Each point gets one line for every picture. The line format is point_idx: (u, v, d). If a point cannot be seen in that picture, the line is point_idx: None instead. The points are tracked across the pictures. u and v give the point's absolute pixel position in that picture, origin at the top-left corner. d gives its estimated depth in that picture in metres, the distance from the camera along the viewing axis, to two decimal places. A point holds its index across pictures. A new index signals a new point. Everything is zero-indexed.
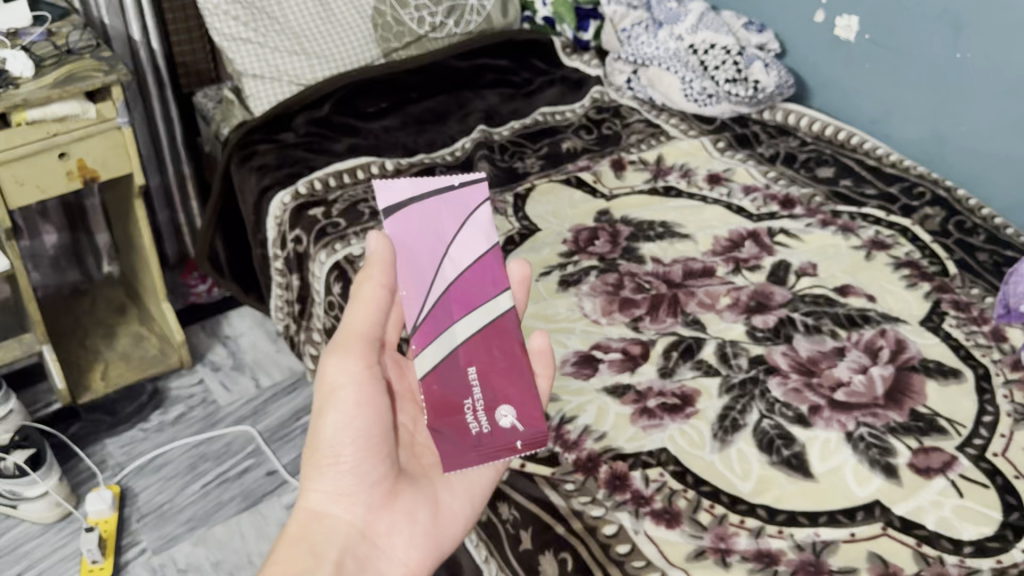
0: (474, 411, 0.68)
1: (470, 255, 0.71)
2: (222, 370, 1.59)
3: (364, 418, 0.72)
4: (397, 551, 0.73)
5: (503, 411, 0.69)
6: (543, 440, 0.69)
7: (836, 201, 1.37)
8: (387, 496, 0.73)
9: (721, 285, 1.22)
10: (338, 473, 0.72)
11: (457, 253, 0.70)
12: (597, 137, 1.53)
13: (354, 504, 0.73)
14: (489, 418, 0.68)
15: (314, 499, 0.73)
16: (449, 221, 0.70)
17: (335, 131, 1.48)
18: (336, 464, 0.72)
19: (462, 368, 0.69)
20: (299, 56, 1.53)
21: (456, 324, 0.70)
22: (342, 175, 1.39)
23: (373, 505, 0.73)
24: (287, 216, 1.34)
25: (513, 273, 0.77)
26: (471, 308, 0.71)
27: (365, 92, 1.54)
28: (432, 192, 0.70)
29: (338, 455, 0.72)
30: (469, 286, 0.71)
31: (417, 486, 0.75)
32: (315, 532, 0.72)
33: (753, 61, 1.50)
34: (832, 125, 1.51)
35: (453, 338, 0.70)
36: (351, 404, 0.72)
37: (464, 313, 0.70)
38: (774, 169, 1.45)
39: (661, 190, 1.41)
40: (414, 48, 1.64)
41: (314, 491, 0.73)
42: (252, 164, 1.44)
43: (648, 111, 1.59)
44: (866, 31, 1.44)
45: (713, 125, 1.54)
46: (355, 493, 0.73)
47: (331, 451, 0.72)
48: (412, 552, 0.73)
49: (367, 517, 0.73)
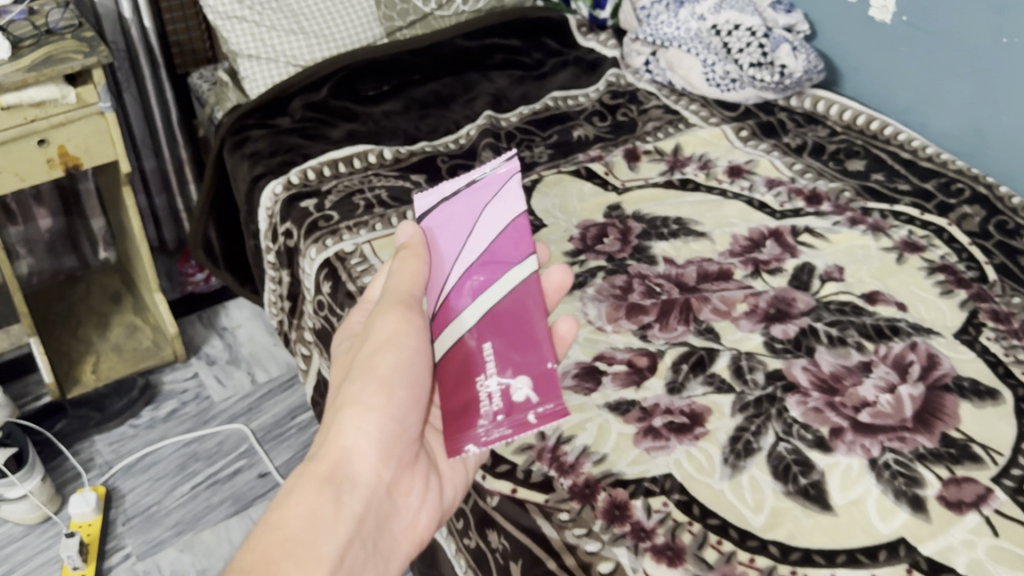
0: (487, 383, 0.66)
1: (491, 230, 0.70)
2: (217, 364, 1.54)
3: (419, 371, 0.70)
4: (405, 511, 0.72)
5: (518, 382, 0.65)
6: (560, 414, 0.62)
7: (867, 197, 1.28)
8: (410, 457, 0.72)
9: (738, 289, 1.13)
10: (381, 422, 0.69)
11: (480, 232, 0.71)
12: (611, 125, 1.44)
13: (386, 458, 0.70)
14: (503, 393, 0.65)
15: (351, 440, 0.68)
16: (478, 200, 0.73)
17: (332, 116, 1.40)
18: (383, 409, 0.69)
19: (475, 346, 0.68)
20: (297, 36, 1.45)
21: (469, 309, 0.69)
22: (337, 164, 1.31)
23: (400, 463, 0.71)
24: (278, 209, 1.27)
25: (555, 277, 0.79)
26: (487, 287, 0.69)
27: (365, 74, 1.46)
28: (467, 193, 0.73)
29: (385, 399, 0.69)
30: (489, 263, 0.70)
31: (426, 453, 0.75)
32: (346, 479, 0.67)
33: (780, 43, 1.37)
34: (866, 114, 1.39)
35: (466, 320, 0.69)
36: (411, 356, 0.69)
37: (478, 297, 0.69)
38: (800, 161, 1.35)
39: (677, 183, 1.32)
40: (418, 26, 1.55)
41: (353, 433, 0.68)
42: (245, 151, 1.37)
43: (667, 95, 1.50)
44: (904, 12, 1.32)
45: (736, 112, 1.44)
46: (391, 447, 0.70)
47: (389, 398, 0.69)
48: (418, 516, 0.74)
49: (393, 474, 0.71)
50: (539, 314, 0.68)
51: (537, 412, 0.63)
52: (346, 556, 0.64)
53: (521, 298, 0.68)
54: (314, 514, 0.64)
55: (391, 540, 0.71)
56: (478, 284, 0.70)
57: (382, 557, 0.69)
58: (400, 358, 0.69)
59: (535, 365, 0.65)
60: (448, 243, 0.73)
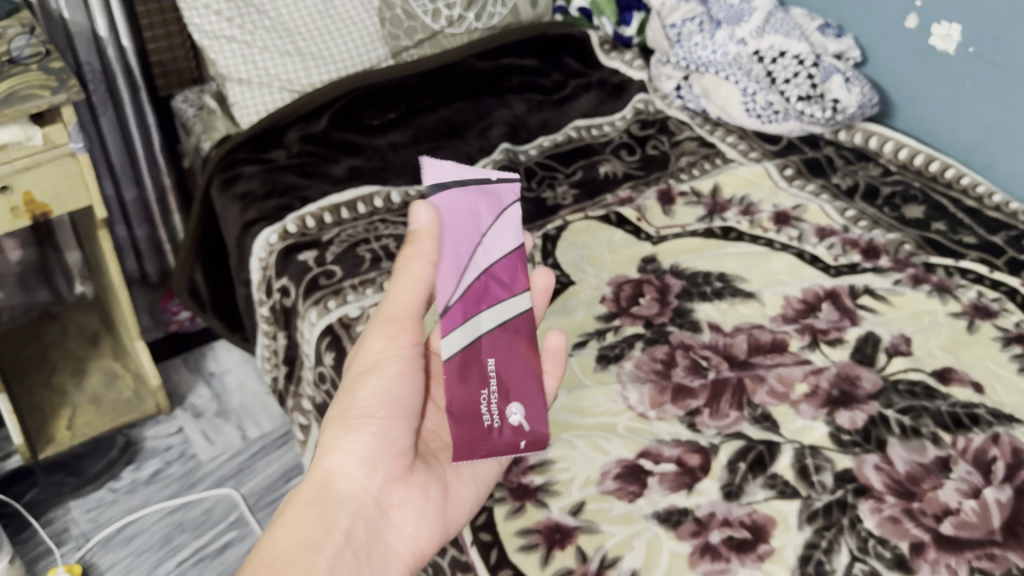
0: (489, 403, 0.62)
1: (503, 247, 0.64)
2: (204, 417, 1.41)
3: (402, 390, 0.68)
4: (407, 526, 0.68)
5: (513, 408, 0.63)
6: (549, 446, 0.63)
7: (929, 250, 1.15)
8: (406, 471, 0.68)
9: (796, 365, 1.00)
10: (360, 441, 0.67)
11: (492, 245, 0.63)
12: (641, 159, 1.31)
13: (374, 471, 0.67)
14: (501, 414, 0.62)
15: (336, 459, 0.66)
16: (485, 212, 0.63)
17: (332, 150, 1.26)
18: (364, 425, 0.67)
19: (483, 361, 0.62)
20: (292, 57, 1.31)
21: (481, 314, 0.62)
22: (339, 209, 1.17)
23: (393, 475, 0.68)
24: (273, 260, 1.13)
25: (540, 280, 0.76)
26: (495, 304, 0.63)
27: (368, 100, 1.32)
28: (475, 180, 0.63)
29: (368, 418, 0.67)
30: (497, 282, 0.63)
31: (431, 465, 0.70)
32: (333, 495, 0.66)
33: (831, 73, 1.24)
34: (924, 153, 1.26)
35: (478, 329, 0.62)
36: (385, 374, 0.67)
37: (489, 306, 0.63)
38: (852, 206, 1.22)
39: (717, 231, 1.19)
40: (426, 45, 1.41)
41: (336, 452, 0.66)
42: (235, 190, 1.23)
43: (700, 125, 1.37)
44: (970, 43, 1.19)
45: (778, 146, 1.32)
46: (379, 460, 0.67)
47: (370, 418, 0.67)
48: (421, 529, 0.69)
49: (388, 487, 0.67)
50: (530, 349, 0.65)
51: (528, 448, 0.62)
52: (328, 566, 0.62)
53: (522, 331, 0.65)
54: (297, 534, 0.64)
55: (390, 554, 0.67)
56: (489, 295, 0.63)
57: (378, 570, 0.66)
58: (385, 376, 0.67)
59: (530, 400, 0.64)
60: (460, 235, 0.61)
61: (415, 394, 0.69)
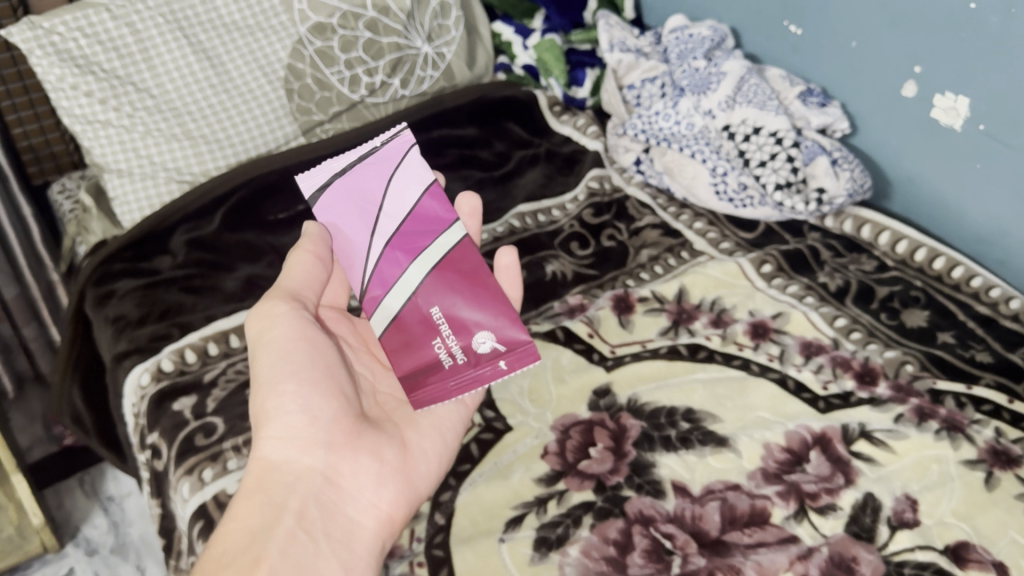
0: (446, 343, 0.69)
1: (405, 204, 0.71)
2: (98, 555, 1.22)
3: (298, 353, 0.69)
4: (364, 494, 0.69)
5: (481, 337, 0.69)
6: (530, 354, 0.69)
7: (935, 373, 0.97)
8: (347, 436, 0.69)
9: (780, 544, 0.80)
10: (288, 416, 0.68)
11: (390, 206, 0.71)
12: (595, 254, 1.12)
13: (312, 448, 0.68)
14: (466, 348, 0.69)
15: (266, 447, 0.68)
16: (374, 179, 0.71)
17: (224, 257, 1.07)
18: (281, 405, 0.68)
19: (425, 310, 0.70)
20: (180, 142, 1.12)
21: (408, 269, 0.70)
22: (226, 337, 0.98)
23: (334, 446, 0.69)
24: (144, 407, 0.94)
25: (465, 205, 0.79)
26: (419, 252, 0.71)
27: (272, 193, 1.13)
28: (357, 159, 0.72)
29: (283, 390, 0.68)
30: (415, 231, 0.71)
31: (381, 429, 0.72)
32: (274, 481, 0.67)
33: (816, 154, 1.05)
34: (926, 246, 1.08)
35: (408, 285, 0.70)
36: (284, 341, 0.69)
37: (412, 257, 0.71)
38: (843, 313, 1.03)
39: (684, 351, 1.00)
40: (345, 118, 1.24)
41: (267, 439, 0.68)
42: (107, 312, 1.03)
43: (664, 207, 1.18)
44: (980, 120, 0.99)
45: (754, 233, 1.14)
46: (313, 435, 0.68)
47: (271, 397, 0.68)
48: (382, 494, 0.69)
49: (330, 458, 0.68)
50: (481, 271, 0.71)
51: (507, 363, 0.68)
52: (282, 548, 0.63)
53: (466, 257, 0.72)
54: (248, 519, 0.65)
55: (350, 525, 0.67)
56: (402, 257, 0.70)
57: (341, 545, 0.66)
58: (287, 332, 0.70)
59: (494, 319, 0.69)
60: (356, 219, 0.72)
61: (317, 362, 0.70)
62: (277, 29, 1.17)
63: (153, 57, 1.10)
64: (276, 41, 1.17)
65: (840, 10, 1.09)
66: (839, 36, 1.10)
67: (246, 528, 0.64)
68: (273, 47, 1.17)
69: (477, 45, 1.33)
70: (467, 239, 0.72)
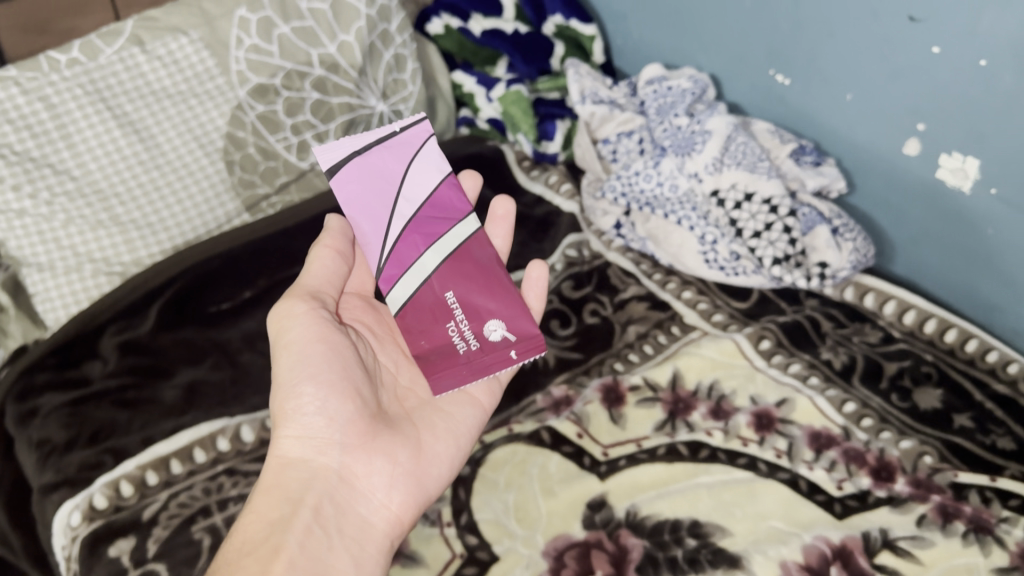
0: (460, 327, 0.70)
1: (423, 190, 0.73)
2: None
3: (316, 354, 0.67)
4: (376, 494, 0.67)
5: (493, 325, 0.71)
6: (537, 345, 0.71)
7: (956, 463, 0.88)
8: (363, 438, 0.67)
9: None
10: (305, 416, 0.66)
11: (410, 191, 0.72)
12: (578, 334, 1.02)
13: (328, 447, 0.66)
14: (478, 334, 0.70)
15: (285, 445, 0.67)
16: (394, 161, 0.72)
17: (161, 360, 0.95)
18: (299, 406, 0.66)
19: (440, 294, 0.71)
20: (107, 229, 0.99)
21: (423, 255, 0.72)
22: (168, 462, 0.86)
23: (349, 447, 0.67)
24: (76, 551, 0.81)
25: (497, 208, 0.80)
26: (436, 240, 0.72)
27: (214, 280, 1.02)
28: (376, 142, 0.72)
29: (299, 389, 0.66)
30: (431, 218, 0.73)
31: (397, 429, 0.69)
32: (289, 479, 0.65)
33: (815, 223, 0.97)
34: (935, 317, 1.01)
35: (424, 269, 0.72)
36: (301, 343, 0.67)
37: (429, 244, 0.72)
38: (851, 396, 0.95)
39: (685, 450, 0.90)
40: (294, 188, 1.14)
41: (285, 437, 0.67)
42: (32, 433, 0.90)
43: (649, 276, 1.08)
44: (992, 183, 0.91)
45: (749, 303, 1.05)
46: (329, 436, 0.66)
47: (290, 397, 0.66)
48: (393, 495, 0.67)
49: (345, 457, 0.66)
50: (491, 264, 0.74)
51: (519, 353, 0.70)
52: (296, 544, 0.61)
53: (476, 251, 0.74)
54: (264, 515, 0.63)
55: (362, 525, 0.65)
56: (419, 238, 0.72)
57: (354, 544, 0.64)
58: (307, 330, 0.68)
59: (506, 310, 0.72)
60: (374, 200, 0.71)
61: (335, 363, 0.67)
62: (212, 94, 1.04)
63: (72, 133, 0.96)
64: (212, 108, 1.04)
65: (833, 61, 0.99)
66: (833, 89, 1.01)
67: (261, 525, 0.62)
68: (208, 115, 1.04)
69: (436, 99, 1.24)
70: (478, 232, 0.75)
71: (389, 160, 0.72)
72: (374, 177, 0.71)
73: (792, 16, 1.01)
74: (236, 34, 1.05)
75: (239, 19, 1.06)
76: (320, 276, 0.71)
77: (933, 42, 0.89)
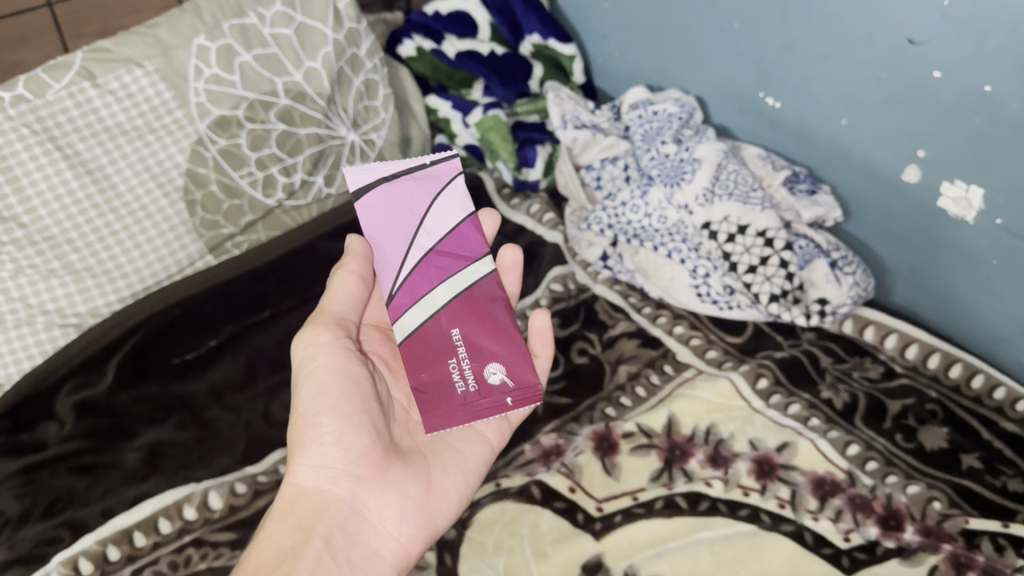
0: (461, 365, 0.66)
1: (446, 225, 0.69)
2: None
3: (337, 385, 0.65)
4: (386, 526, 0.63)
5: (493, 367, 0.66)
6: (536, 396, 0.66)
7: (967, 509, 0.83)
8: (379, 470, 0.64)
9: None
10: (322, 446, 0.63)
11: (432, 225, 0.68)
12: (567, 377, 0.97)
13: (342, 477, 0.63)
14: (478, 375, 0.66)
15: (299, 473, 0.64)
16: (421, 194, 0.69)
17: (120, 421, 0.89)
18: (317, 435, 0.63)
19: (445, 329, 0.67)
20: (60, 277, 0.91)
21: (435, 289, 0.68)
22: (127, 535, 0.79)
23: (364, 477, 0.64)
24: None
25: (507, 256, 0.74)
26: (450, 276, 0.68)
27: (176, 330, 0.96)
28: (405, 172, 0.69)
29: (318, 419, 0.64)
30: (448, 255, 0.69)
31: (410, 461, 0.66)
32: (302, 507, 0.62)
33: (813, 257, 0.93)
34: (938, 351, 0.97)
35: (433, 304, 0.67)
36: (323, 373, 0.65)
37: (442, 280, 0.68)
38: (855, 437, 0.90)
39: (683, 502, 0.85)
40: (260, 226, 1.07)
41: (300, 465, 0.64)
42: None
43: (639, 311, 1.03)
44: (997, 213, 0.87)
45: (744, 337, 1.00)
46: (344, 467, 0.63)
47: (309, 426, 0.64)
48: (403, 528, 0.64)
49: (359, 487, 0.63)
50: (502, 306, 0.69)
51: (515, 400, 0.65)
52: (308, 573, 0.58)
53: (490, 293, 0.69)
54: (276, 542, 0.60)
55: (371, 557, 0.62)
56: (433, 272, 0.68)
57: None
58: (329, 360, 0.66)
59: (510, 354, 0.67)
60: (395, 229, 0.68)
61: (355, 394, 0.65)
62: (171, 129, 0.97)
63: (19, 177, 0.88)
64: (170, 144, 0.97)
65: (828, 85, 0.95)
66: (828, 113, 0.97)
67: (274, 550, 0.59)
68: (168, 152, 0.97)
69: (410, 126, 1.18)
70: (495, 274, 0.70)
71: (416, 192, 0.69)
72: (399, 204, 0.68)
73: (785, 37, 0.96)
74: (195, 64, 0.99)
75: (197, 48, 0.99)
76: (343, 301, 0.68)
77: (935, 66, 0.84)
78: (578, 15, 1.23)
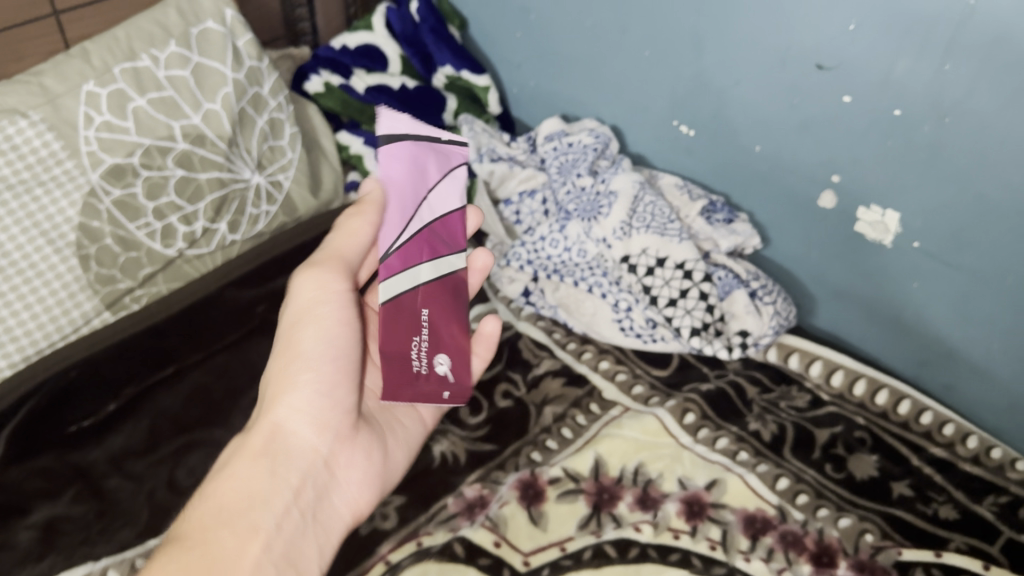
0: (419, 345, 0.57)
1: (450, 204, 0.58)
2: None
3: (339, 339, 0.61)
4: (349, 489, 0.60)
5: (441, 355, 0.59)
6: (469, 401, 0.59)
7: (901, 540, 0.81)
8: (352, 432, 0.61)
9: None
10: (307, 393, 0.59)
11: (437, 199, 0.57)
12: (491, 423, 0.92)
13: (323, 430, 0.59)
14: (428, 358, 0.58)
15: (282, 411, 0.58)
16: (434, 165, 0.57)
17: (14, 498, 0.81)
18: (309, 380, 0.59)
19: (416, 308, 0.57)
20: None
21: (421, 266, 0.57)
22: None
23: (341, 436, 0.60)
24: None
25: (479, 259, 0.69)
26: (437, 257, 0.58)
27: (74, 396, 0.89)
28: (425, 136, 0.56)
29: (313, 370, 0.59)
30: (441, 236, 0.58)
31: (371, 426, 0.63)
32: (281, 450, 0.57)
33: (732, 287, 0.94)
34: (865, 377, 0.96)
35: (416, 277, 0.57)
36: (332, 322, 0.61)
37: (429, 260, 0.57)
38: (784, 470, 0.88)
39: (612, 551, 0.80)
40: (161, 277, 1.02)
41: (283, 402, 0.59)
42: None
43: (564, 347, 1.00)
44: (914, 236, 0.86)
45: (671, 369, 0.98)
46: (327, 419, 0.59)
47: (303, 370, 0.59)
48: (359, 493, 0.61)
49: (336, 442, 0.60)
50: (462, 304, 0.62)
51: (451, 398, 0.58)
52: (274, 525, 0.54)
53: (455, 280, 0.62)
54: (249, 481, 0.55)
55: (329, 517, 0.59)
56: (421, 246, 0.57)
57: (321, 533, 0.58)
58: (328, 305, 0.61)
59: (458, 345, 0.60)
60: (402, 191, 0.55)
61: (350, 353, 0.61)
62: (60, 181, 0.91)
63: None
64: (60, 197, 0.91)
65: (739, 111, 0.94)
66: (741, 139, 0.96)
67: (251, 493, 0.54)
68: (58, 205, 0.91)
69: (319, 163, 1.15)
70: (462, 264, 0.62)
71: (434, 161, 0.56)
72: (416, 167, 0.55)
73: (695, 66, 0.95)
74: (85, 111, 0.93)
75: (86, 94, 0.93)
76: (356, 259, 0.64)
77: (843, 91, 0.83)
78: (490, 44, 1.21)
